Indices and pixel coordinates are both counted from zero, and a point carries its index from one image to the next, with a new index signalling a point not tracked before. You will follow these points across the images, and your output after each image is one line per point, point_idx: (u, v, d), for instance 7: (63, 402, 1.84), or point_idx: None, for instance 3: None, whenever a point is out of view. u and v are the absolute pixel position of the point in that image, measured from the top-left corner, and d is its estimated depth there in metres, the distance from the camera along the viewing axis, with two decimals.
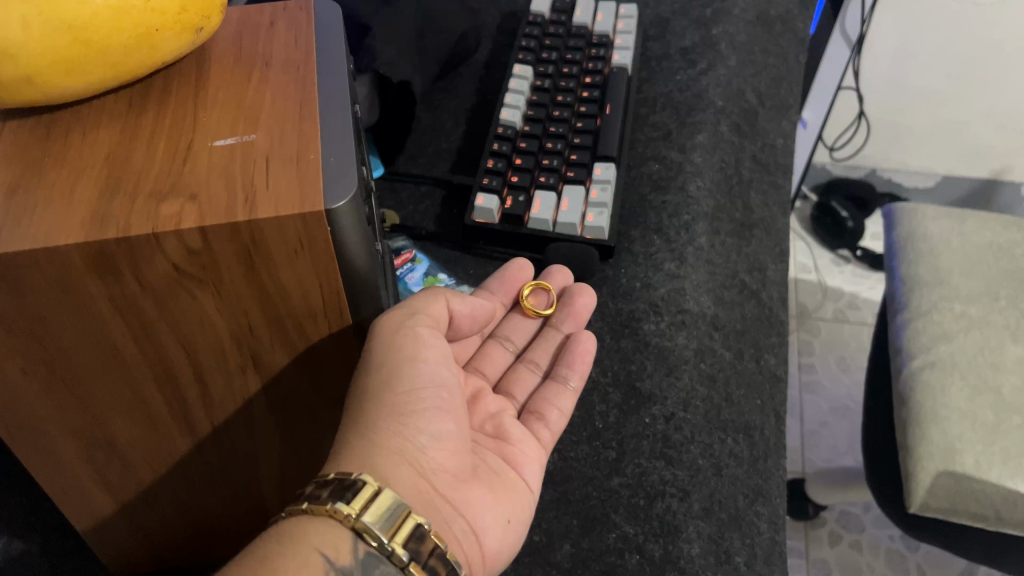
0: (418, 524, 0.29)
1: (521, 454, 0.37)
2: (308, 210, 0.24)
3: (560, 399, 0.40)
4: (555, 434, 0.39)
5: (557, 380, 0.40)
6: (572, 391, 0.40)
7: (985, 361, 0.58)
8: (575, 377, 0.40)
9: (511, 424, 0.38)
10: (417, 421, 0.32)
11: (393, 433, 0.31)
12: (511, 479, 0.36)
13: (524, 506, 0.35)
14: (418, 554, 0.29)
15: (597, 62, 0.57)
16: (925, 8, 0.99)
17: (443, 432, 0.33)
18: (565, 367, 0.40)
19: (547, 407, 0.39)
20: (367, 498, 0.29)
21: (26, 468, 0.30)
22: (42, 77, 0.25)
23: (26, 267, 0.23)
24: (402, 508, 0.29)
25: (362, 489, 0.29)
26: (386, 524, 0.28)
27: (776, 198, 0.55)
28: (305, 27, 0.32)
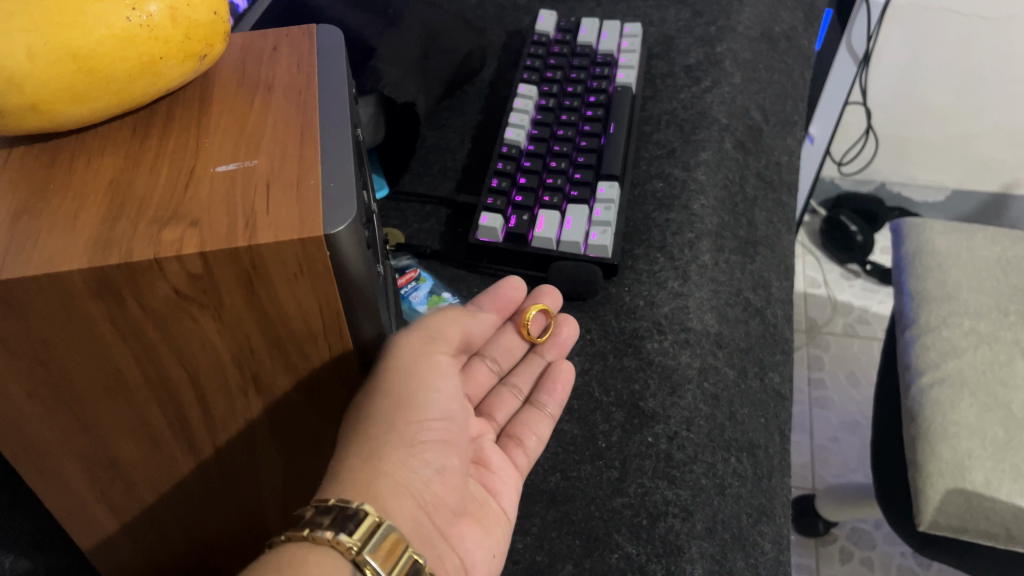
0: (412, 559, 0.30)
1: (500, 482, 0.38)
2: (307, 236, 0.24)
3: (537, 425, 0.40)
4: (530, 459, 0.39)
5: (536, 405, 0.41)
6: (549, 417, 0.40)
7: (995, 377, 0.57)
8: (553, 404, 0.41)
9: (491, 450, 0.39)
10: (419, 453, 0.33)
11: (395, 464, 0.32)
12: (492, 510, 0.36)
13: (506, 536, 0.36)
14: None
15: (601, 81, 0.57)
16: (934, 22, 0.99)
17: (445, 466, 0.34)
18: (544, 394, 0.41)
19: (525, 432, 0.40)
20: (368, 531, 0.29)
21: (31, 490, 0.30)
22: (47, 105, 0.26)
23: (31, 294, 0.24)
24: (398, 542, 0.30)
25: (363, 521, 0.29)
26: (385, 556, 0.29)
27: (780, 216, 0.55)
28: (307, 53, 0.33)
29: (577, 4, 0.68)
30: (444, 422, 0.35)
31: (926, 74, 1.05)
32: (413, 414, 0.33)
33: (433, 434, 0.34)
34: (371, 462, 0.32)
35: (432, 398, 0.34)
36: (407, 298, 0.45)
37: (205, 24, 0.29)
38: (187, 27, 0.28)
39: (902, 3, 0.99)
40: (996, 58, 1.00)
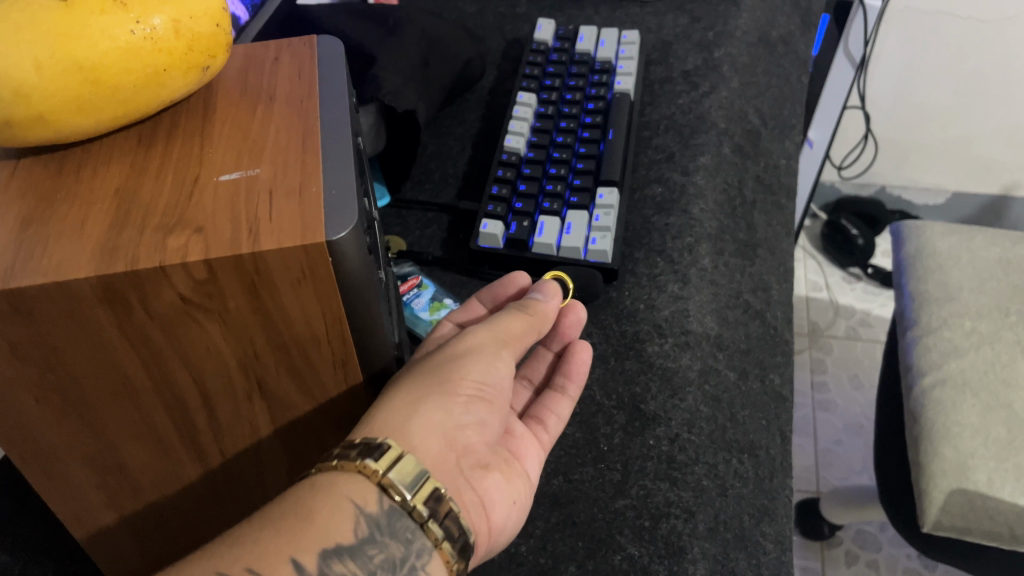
0: (436, 487, 0.30)
1: (523, 448, 0.38)
2: (309, 242, 0.25)
3: (557, 406, 0.40)
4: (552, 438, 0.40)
5: (555, 389, 0.41)
6: (569, 399, 0.41)
7: (997, 378, 0.57)
8: (572, 386, 0.41)
9: (514, 421, 0.39)
10: (458, 402, 0.34)
11: (435, 408, 0.33)
12: (518, 467, 0.37)
13: (529, 492, 0.36)
14: (436, 514, 0.30)
15: (600, 88, 0.58)
16: (931, 26, 1.00)
17: (482, 420, 0.34)
18: (563, 376, 0.41)
19: (544, 412, 0.40)
20: (393, 458, 0.30)
21: (40, 495, 0.31)
22: (53, 115, 0.26)
23: (39, 300, 0.24)
24: (423, 471, 0.30)
25: (387, 450, 0.30)
26: (409, 482, 0.29)
27: (779, 219, 0.55)
28: (309, 63, 0.33)
29: (575, 12, 0.69)
30: (491, 389, 0.35)
31: (924, 78, 1.06)
32: (456, 370, 0.34)
33: (477, 394, 0.34)
34: (411, 403, 0.32)
35: (484, 368, 0.35)
36: (409, 304, 0.46)
37: (207, 36, 0.29)
38: (190, 39, 0.28)
39: (899, 8, 0.99)
40: (993, 61, 1.00)
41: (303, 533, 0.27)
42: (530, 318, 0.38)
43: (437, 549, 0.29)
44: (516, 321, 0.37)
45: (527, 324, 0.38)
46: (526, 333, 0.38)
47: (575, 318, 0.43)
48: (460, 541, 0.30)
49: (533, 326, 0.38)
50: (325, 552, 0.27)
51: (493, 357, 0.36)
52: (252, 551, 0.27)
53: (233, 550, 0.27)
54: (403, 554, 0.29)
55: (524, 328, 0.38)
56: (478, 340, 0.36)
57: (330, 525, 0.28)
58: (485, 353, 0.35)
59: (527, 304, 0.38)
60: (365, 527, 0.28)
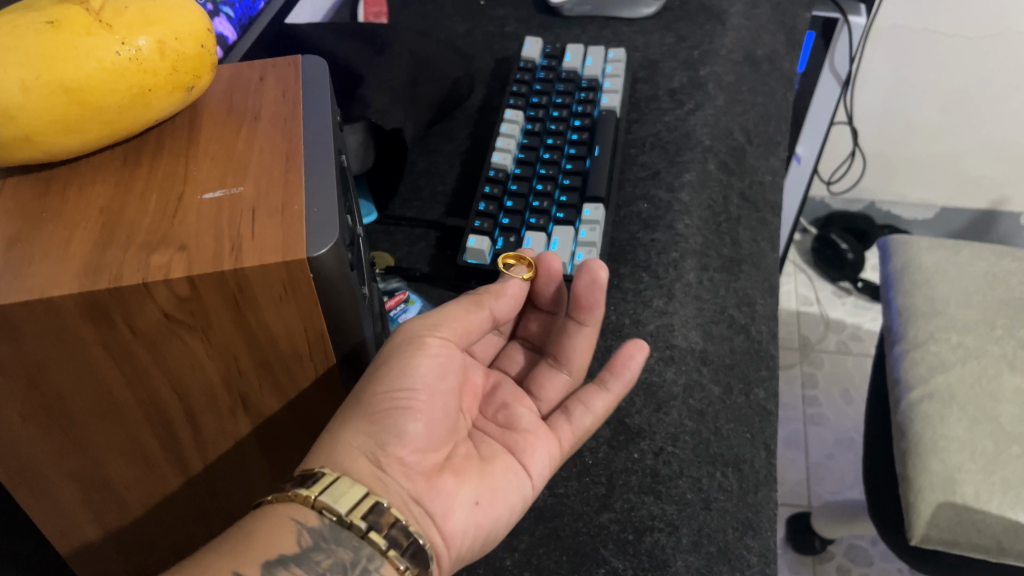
0: (375, 501, 0.31)
1: (526, 443, 0.39)
2: (291, 259, 0.25)
3: (591, 399, 0.41)
4: (579, 433, 0.40)
5: (597, 381, 0.41)
6: (608, 393, 0.40)
7: (983, 392, 0.58)
8: (614, 383, 0.40)
9: (521, 415, 0.42)
10: (382, 420, 0.33)
11: (356, 432, 0.32)
12: (496, 466, 0.38)
13: (504, 492, 0.37)
14: (379, 525, 0.30)
15: (586, 106, 0.58)
16: (917, 43, 1.01)
17: (415, 428, 0.34)
18: (607, 371, 0.41)
19: (574, 404, 0.41)
20: (326, 483, 0.30)
21: (25, 512, 0.31)
22: (40, 136, 0.27)
23: (23, 318, 0.24)
24: (359, 488, 0.31)
25: (320, 476, 0.30)
26: (345, 500, 0.30)
27: (764, 234, 0.56)
28: (293, 83, 0.34)
29: (562, 31, 0.70)
30: (418, 392, 0.34)
31: (912, 94, 1.07)
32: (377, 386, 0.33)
33: (405, 402, 0.34)
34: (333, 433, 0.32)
35: (411, 368, 0.34)
36: (396, 319, 0.46)
37: (192, 57, 0.30)
38: (175, 60, 0.29)
39: (886, 26, 1.00)
40: (980, 77, 1.01)
41: (243, 552, 0.28)
42: (470, 302, 0.38)
43: (386, 557, 0.30)
44: (452, 312, 0.37)
45: (466, 311, 0.37)
46: (467, 315, 0.38)
47: (592, 280, 0.41)
48: (410, 547, 0.30)
49: (468, 314, 0.38)
50: (267, 565, 0.28)
51: (419, 354, 0.35)
52: (194, 571, 0.27)
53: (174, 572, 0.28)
54: (352, 559, 0.29)
55: (459, 319, 0.37)
56: (406, 338, 0.35)
57: (270, 542, 0.29)
58: (406, 356, 0.35)
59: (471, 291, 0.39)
60: (306, 541, 0.29)
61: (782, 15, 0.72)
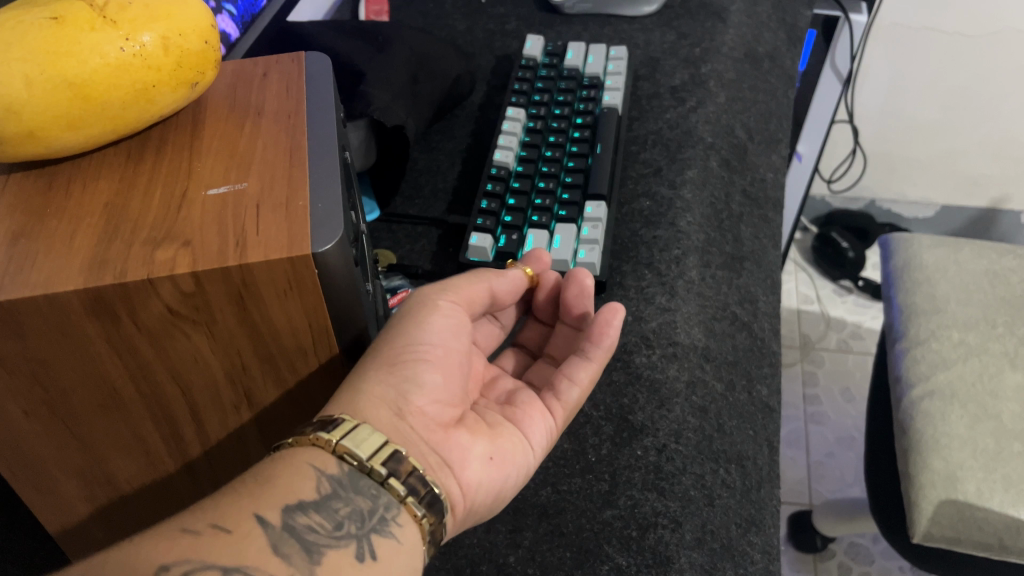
0: (394, 449, 0.31)
1: (525, 415, 0.39)
2: (295, 254, 0.25)
3: (574, 370, 0.40)
4: (569, 407, 0.40)
5: (579, 352, 0.40)
6: (591, 363, 0.40)
7: (984, 389, 0.58)
8: (596, 350, 0.40)
9: (521, 391, 0.41)
10: (401, 370, 0.33)
11: (377, 382, 0.32)
12: (504, 430, 0.38)
13: (513, 452, 0.37)
14: (398, 472, 0.30)
15: (588, 103, 0.58)
16: (918, 42, 1.01)
17: (432, 381, 0.34)
18: (588, 341, 0.40)
19: (561, 380, 0.40)
20: (347, 428, 0.30)
21: (29, 506, 0.31)
22: (44, 131, 0.27)
23: (27, 314, 0.24)
24: (378, 436, 0.31)
25: (341, 423, 0.30)
26: (366, 447, 0.30)
27: (766, 232, 0.56)
28: (296, 79, 0.33)
29: (563, 29, 0.70)
30: (433, 347, 0.35)
31: (912, 93, 1.07)
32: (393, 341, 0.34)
33: (421, 355, 0.34)
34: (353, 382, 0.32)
35: (424, 325, 0.35)
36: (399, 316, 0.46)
37: (197, 53, 0.30)
38: (179, 56, 0.29)
39: (886, 24, 1.00)
40: (980, 76, 1.01)
41: (264, 493, 0.28)
42: (473, 274, 0.39)
43: (403, 503, 0.30)
44: (461, 280, 0.38)
45: (470, 283, 0.38)
46: (473, 288, 0.38)
47: (580, 289, 0.42)
48: (427, 496, 0.31)
49: (479, 282, 0.39)
50: (289, 507, 0.28)
51: (433, 313, 0.36)
52: (214, 512, 0.27)
53: (197, 511, 0.27)
54: (370, 506, 0.29)
55: (470, 287, 0.38)
56: (418, 305, 0.36)
57: (292, 485, 0.28)
58: (420, 315, 0.35)
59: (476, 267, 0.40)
60: (326, 487, 0.29)
61: (783, 13, 0.72)
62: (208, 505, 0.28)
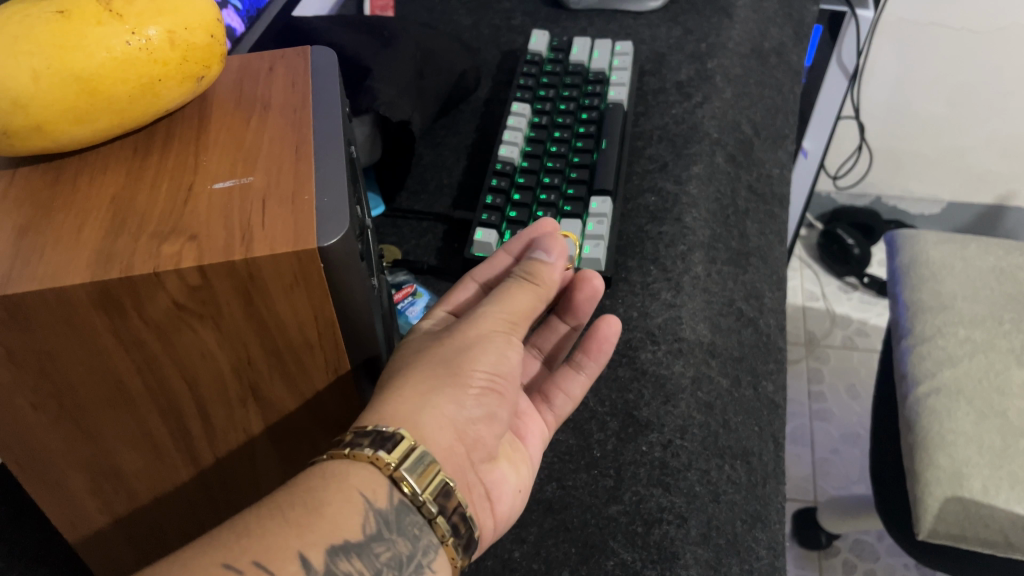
0: (445, 482, 0.31)
1: (527, 426, 0.40)
2: (301, 248, 0.25)
3: (568, 384, 0.41)
4: (559, 416, 0.41)
5: (572, 364, 0.42)
6: (583, 378, 0.42)
7: (991, 386, 0.58)
8: (589, 364, 0.42)
9: (518, 398, 0.41)
10: (469, 394, 0.34)
11: (445, 401, 0.33)
12: (521, 452, 0.38)
13: (529, 476, 0.37)
14: (445, 509, 0.30)
15: (594, 98, 0.58)
16: (924, 37, 1.00)
17: (492, 411, 0.35)
18: (582, 354, 0.42)
19: (553, 390, 0.41)
20: (405, 451, 0.30)
21: (36, 501, 0.31)
22: (51, 125, 0.27)
23: (34, 307, 0.24)
24: (433, 465, 0.31)
25: (400, 443, 0.30)
26: (420, 476, 0.30)
27: (772, 228, 0.56)
28: (302, 73, 0.33)
29: (569, 24, 0.70)
30: (502, 377, 0.35)
31: (918, 89, 1.07)
32: (468, 361, 0.34)
33: (486, 384, 0.34)
34: (424, 396, 0.33)
35: (495, 354, 0.35)
36: (403, 312, 0.46)
37: (202, 47, 0.30)
38: (185, 50, 0.29)
39: (892, 20, 1.00)
40: (987, 72, 1.01)
41: (312, 524, 0.28)
42: (537, 289, 0.37)
43: (443, 545, 0.30)
44: (525, 298, 0.37)
45: (533, 303, 0.37)
46: (534, 309, 0.37)
47: (589, 291, 0.43)
48: (465, 538, 0.31)
49: (540, 299, 0.37)
50: (334, 546, 0.27)
51: (504, 343, 0.35)
52: (258, 542, 0.27)
53: (241, 539, 0.27)
54: (410, 551, 0.29)
55: (532, 306, 0.37)
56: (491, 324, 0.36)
57: (341, 518, 0.28)
58: (494, 343, 0.35)
59: (533, 271, 0.37)
60: (373, 522, 0.29)
61: (789, 8, 0.72)
62: (252, 532, 0.27)
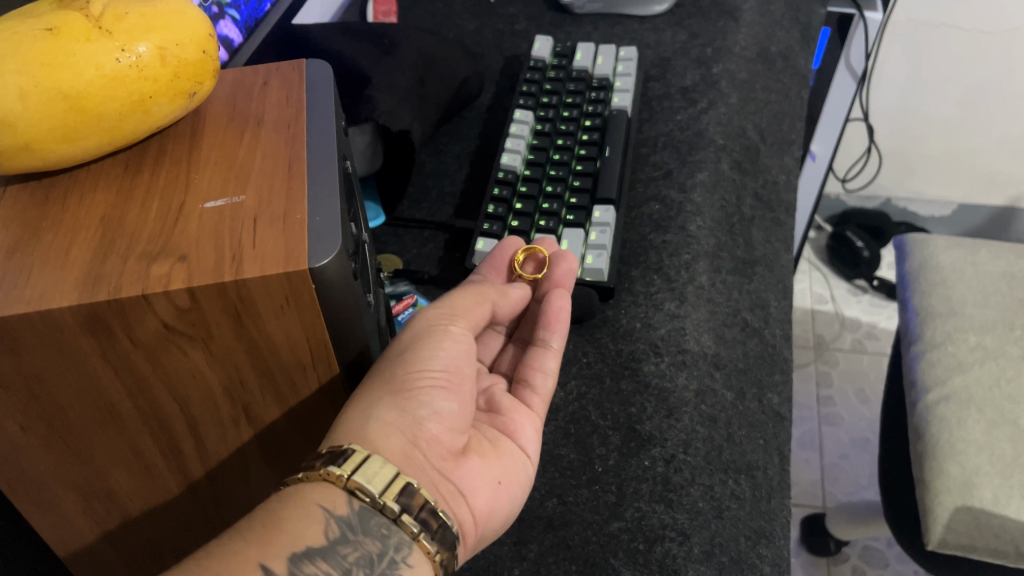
0: (407, 482, 0.30)
1: (515, 422, 0.38)
2: (292, 270, 0.25)
3: (541, 360, 0.40)
4: (543, 397, 0.39)
5: (538, 342, 0.40)
6: (554, 351, 0.40)
7: (1002, 394, 0.57)
8: (554, 337, 0.40)
9: (501, 395, 0.39)
10: (411, 398, 0.32)
11: (388, 409, 0.32)
12: (506, 446, 0.37)
13: (518, 470, 0.36)
14: (410, 507, 0.30)
15: (597, 105, 0.57)
16: (935, 38, 0.99)
17: (444, 408, 0.33)
18: (544, 329, 0.40)
19: (530, 372, 0.40)
20: (358, 462, 0.30)
21: (29, 520, 0.31)
22: (40, 144, 0.26)
23: (21, 330, 0.24)
24: (390, 469, 0.30)
25: (352, 455, 0.30)
26: (377, 482, 0.29)
27: (778, 235, 0.55)
28: (296, 87, 0.33)
29: (573, 29, 0.69)
30: (446, 372, 0.34)
31: (929, 90, 1.05)
32: (405, 366, 0.33)
33: (433, 381, 0.33)
34: (364, 409, 0.31)
35: (436, 351, 0.34)
36: (403, 323, 0.45)
37: (194, 62, 0.29)
38: (176, 66, 0.28)
39: (902, 20, 0.98)
40: (998, 72, 1.00)
41: (271, 541, 0.28)
42: (480, 290, 0.39)
43: (417, 541, 0.29)
44: (466, 297, 0.38)
45: (475, 300, 0.38)
46: (479, 305, 0.38)
47: (566, 269, 0.42)
48: (439, 532, 0.30)
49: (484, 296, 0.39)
50: (295, 556, 0.28)
51: (443, 334, 0.35)
52: (219, 562, 0.27)
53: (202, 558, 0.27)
54: (380, 549, 0.29)
55: (474, 301, 0.38)
56: (424, 326, 0.35)
57: (299, 531, 0.28)
58: (431, 339, 0.35)
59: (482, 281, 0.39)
60: (336, 528, 0.29)
61: (796, 12, 0.71)
62: (215, 553, 0.27)
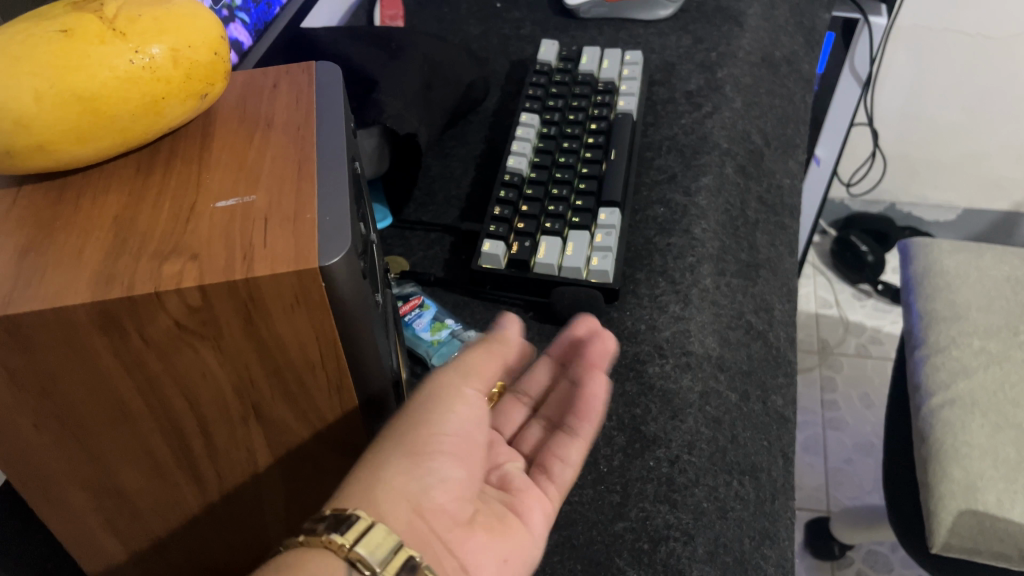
0: (409, 556, 0.30)
1: (525, 503, 0.36)
2: (302, 269, 0.25)
3: (566, 450, 0.39)
4: (561, 487, 0.38)
5: (567, 430, 0.40)
6: (581, 442, 0.39)
7: (1006, 398, 0.57)
8: (584, 426, 0.39)
9: (515, 475, 0.38)
10: (423, 464, 0.33)
11: (397, 473, 0.32)
12: (513, 523, 0.35)
13: (526, 544, 0.35)
14: None
15: (602, 109, 0.58)
16: (940, 43, 1.00)
17: (451, 476, 0.34)
18: (576, 417, 0.40)
19: (551, 460, 0.39)
20: (361, 530, 0.30)
21: (40, 518, 0.31)
22: (54, 144, 0.27)
23: (35, 328, 0.24)
24: (393, 540, 0.30)
25: (355, 523, 0.30)
26: (377, 555, 0.29)
27: (782, 239, 0.55)
28: (306, 90, 0.33)
29: (578, 34, 0.70)
30: (456, 439, 0.35)
31: (934, 95, 1.06)
32: (416, 429, 0.34)
33: (443, 447, 0.34)
34: (374, 471, 0.32)
35: (446, 414, 0.35)
36: (409, 324, 0.46)
37: (206, 65, 0.30)
38: (189, 68, 0.29)
39: (907, 25, 0.99)
40: (1003, 77, 1.00)
41: None
42: (489, 346, 0.38)
43: None
44: (479, 355, 0.37)
45: (486, 357, 0.37)
46: (491, 364, 0.37)
47: (603, 349, 0.41)
48: None
49: (496, 354, 0.38)
50: None
51: (456, 397, 0.35)
52: None
53: None
54: None
55: (487, 361, 0.37)
56: (435, 389, 0.35)
57: None
58: (443, 403, 0.35)
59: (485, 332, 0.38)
60: None
61: (801, 16, 0.71)
62: None
